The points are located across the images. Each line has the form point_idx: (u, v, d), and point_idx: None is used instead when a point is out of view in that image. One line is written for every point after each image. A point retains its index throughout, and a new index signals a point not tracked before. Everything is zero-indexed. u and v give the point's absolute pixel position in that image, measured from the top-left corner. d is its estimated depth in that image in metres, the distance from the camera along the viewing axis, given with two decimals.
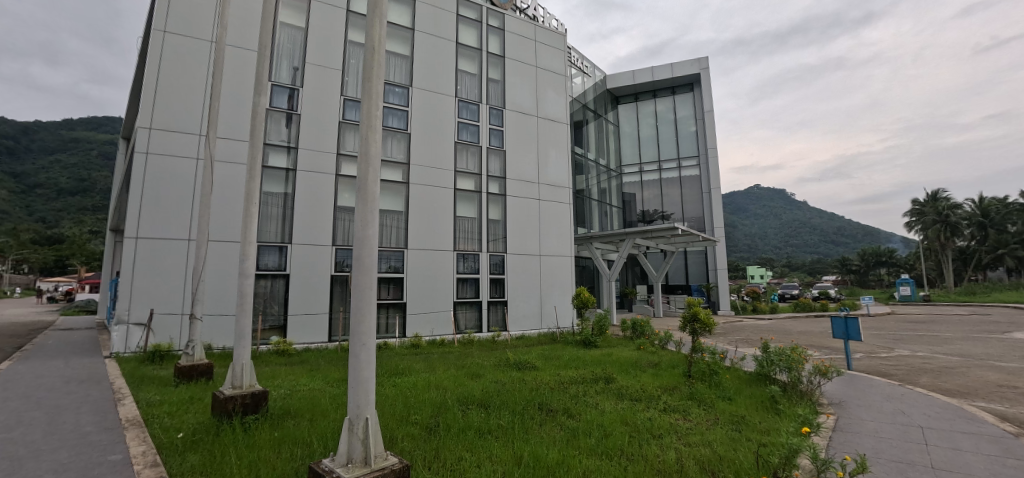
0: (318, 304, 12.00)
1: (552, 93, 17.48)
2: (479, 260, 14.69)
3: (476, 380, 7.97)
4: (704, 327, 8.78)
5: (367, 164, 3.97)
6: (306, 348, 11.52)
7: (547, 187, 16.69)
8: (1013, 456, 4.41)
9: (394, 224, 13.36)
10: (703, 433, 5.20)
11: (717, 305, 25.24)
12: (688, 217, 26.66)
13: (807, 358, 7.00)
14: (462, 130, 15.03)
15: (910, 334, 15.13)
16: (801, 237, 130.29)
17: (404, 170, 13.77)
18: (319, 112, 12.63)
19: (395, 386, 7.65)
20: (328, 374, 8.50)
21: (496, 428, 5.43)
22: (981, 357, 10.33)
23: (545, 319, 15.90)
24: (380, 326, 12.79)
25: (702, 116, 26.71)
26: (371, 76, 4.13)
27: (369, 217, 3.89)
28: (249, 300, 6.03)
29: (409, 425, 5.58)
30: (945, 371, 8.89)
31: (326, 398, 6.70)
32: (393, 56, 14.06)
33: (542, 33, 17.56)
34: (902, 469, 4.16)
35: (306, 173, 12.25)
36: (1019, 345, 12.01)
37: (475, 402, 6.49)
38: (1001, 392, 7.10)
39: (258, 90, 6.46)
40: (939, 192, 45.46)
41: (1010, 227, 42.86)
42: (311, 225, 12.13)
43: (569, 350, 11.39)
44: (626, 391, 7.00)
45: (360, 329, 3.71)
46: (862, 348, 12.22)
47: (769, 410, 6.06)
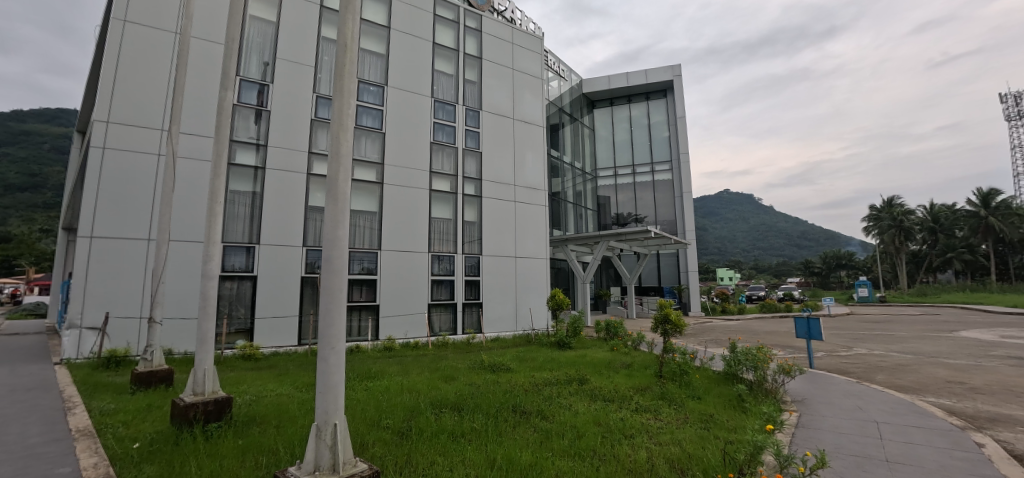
0: (287, 306, 11.66)
1: (529, 96, 17.56)
2: (454, 261, 14.59)
3: (450, 383, 7.89)
4: (676, 328, 8.96)
5: (338, 163, 3.89)
6: (274, 351, 11.17)
7: (523, 189, 16.74)
8: (960, 448, 4.68)
9: (368, 224, 13.14)
10: (673, 432, 5.30)
11: (688, 306, 25.83)
12: (660, 221, 27.20)
13: (772, 358, 7.23)
14: (438, 131, 14.91)
15: (867, 334, 15.87)
16: (767, 241, 135.19)
17: (378, 170, 13.56)
18: (289, 109, 12.30)
19: (368, 390, 7.50)
20: (297, 379, 8.25)
21: (469, 430, 5.40)
22: (932, 355, 10.92)
23: (520, 321, 15.92)
24: (352, 329, 12.51)
25: (675, 122, 27.35)
26: (343, 74, 4.04)
27: (340, 217, 3.80)
28: (213, 302, 5.80)
29: (380, 430, 5.47)
30: (899, 369, 9.34)
31: (295, 404, 6.51)
32: (368, 54, 13.82)
33: (519, 35, 17.64)
34: (860, 462, 4.34)
35: (276, 171, 11.91)
36: (965, 344, 12.75)
37: (449, 405, 6.43)
38: (950, 388, 7.52)
39: (224, 85, 6.22)
40: (894, 199, 47.83)
41: (958, 232, 45.47)
42: (280, 226, 11.79)
43: (545, 352, 11.44)
44: (599, 391, 7.09)
45: (330, 332, 3.63)
46: (823, 347, 12.72)
47: (736, 408, 6.23)
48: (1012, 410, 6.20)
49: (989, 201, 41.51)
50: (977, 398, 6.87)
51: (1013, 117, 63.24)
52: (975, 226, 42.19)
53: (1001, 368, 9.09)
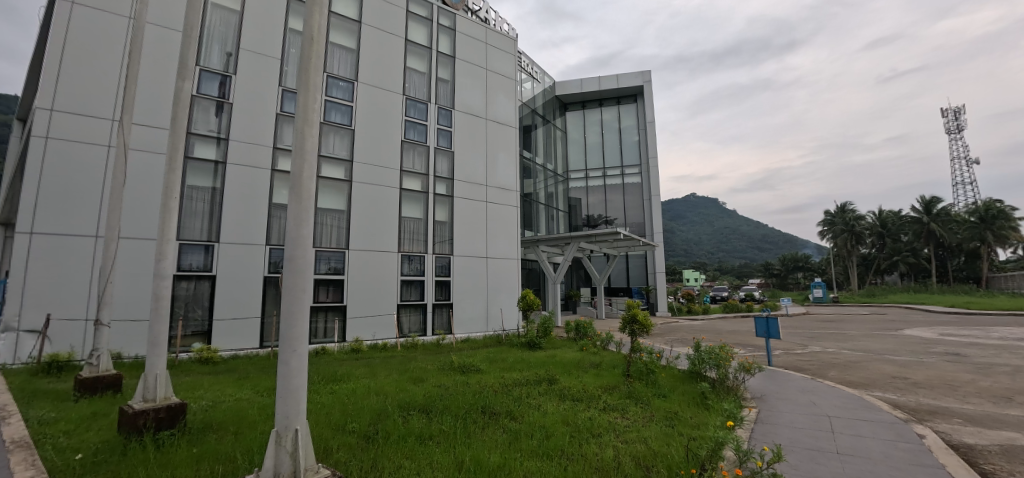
0: (248, 307, 11.21)
1: (502, 97, 17.55)
2: (425, 261, 14.41)
3: (419, 385, 7.80)
4: (643, 328, 9.14)
5: (302, 160, 3.78)
6: (233, 355, 10.73)
7: (495, 190, 16.71)
8: (902, 440, 4.97)
9: (335, 223, 12.80)
10: (639, 430, 5.40)
11: (655, 307, 26.43)
12: (630, 223, 27.76)
13: (733, 356, 7.48)
14: (409, 129, 14.69)
15: (821, 332, 16.68)
16: (730, 243, 140.31)
17: (346, 167, 13.24)
18: (253, 102, 11.84)
19: (333, 393, 7.28)
20: (257, 383, 7.94)
21: (437, 433, 5.33)
22: (879, 353, 11.57)
23: (491, 321, 15.86)
24: (317, 330, 12.16)
25: (645, 126, 27.98)
26: (309, 67, 3.92)
27: (304, 215, 3.68)
28: (166, 304, 5.48)
29: (345, 434, 5.34)
30: (849, 365, 9.86)
31: (255, 409, 6.26)
32: (337, 48, 13.48)
33: (493, 36, 17.61)
34: (813, 455, 4.53)
35: (238, 166, 11.43)
36: (909, 341, 13.59)
37: (417, 407, 6.34)
38: (894, 383, 7.99)
39: (182, 74, 5.92)
40: (846, 205, 50.43)
41: (903, 236, 48.29)
42: (242, 223, 11.32)
43: (515, 352, 11.44)
44: (568, 391, 7.14)
45: (291, 333, 3.52)
46: (781, 346, 13.27)
47: (699, 406, 6.42)
48: (949, 403, 6.65)
49: (931, 208, 44.38)
50: (918, 392, 7.32)
51: (952, 130, 67.79)
52: (918, 231, 45.06)
53: (940, 364, 9.72)
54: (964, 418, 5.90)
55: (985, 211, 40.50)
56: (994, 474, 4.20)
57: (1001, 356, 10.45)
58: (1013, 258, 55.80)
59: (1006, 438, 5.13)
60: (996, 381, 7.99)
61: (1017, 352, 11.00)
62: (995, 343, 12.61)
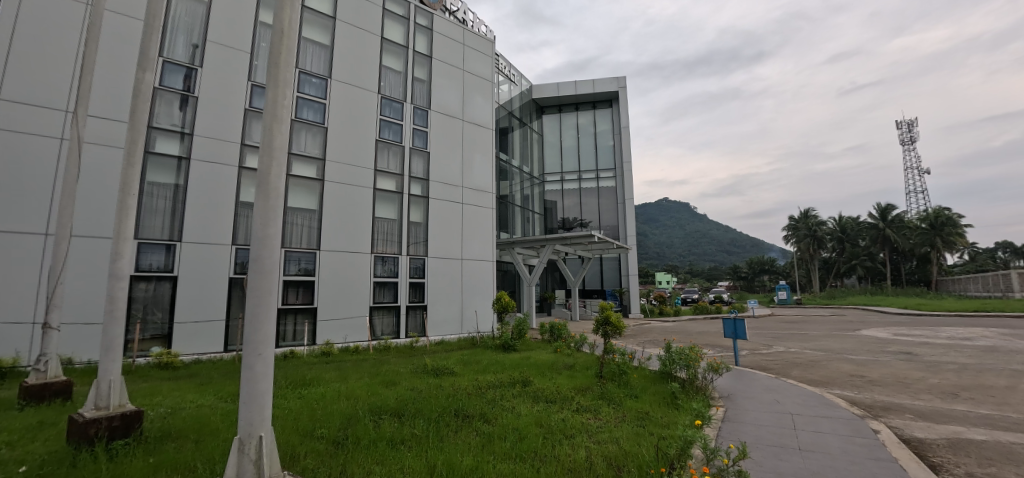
0: (213, 309, 10.80)
1: (478, 98, 17.50)
2: (399, 263, 14.20)
3: (391, 388, 7.68)
4: (616, 329, 9.25)
5: (270, 157, 3.68)
6: (195, 359, 10.29)
7: (471, 191, 16.63)
8: (859, 435, 5.20)
9: (305, 223, 12.47)
10: (611, 430, 5.46)
11: (628, 309, 26.86)
12: (604, 226, 28.17)
13: (702, 356, 7.68)
14: (384, 128, 14.48)
15: (785, 333, 17.32)
16: (701, 246, 144.11)
17: (319, 165, 12.93)
18: (220, 97, 11.42)
19: (301, 398, 7.07)
20: (221, 389, 7.64)
21: (409, 437, 5.25)
22: (838, 352, 12.08)
23: (465, 323, 15.76)
24: (286, 333, 11.81)
25: (620, 131, 28.47)
26: (278, 62, 3.81)
27: (271, 215, 3.58)
28: (121, 306, 5.20)
29: (313, 440, 5.18)
30: (811, 364, 10.27)
31: (218, 415, 6.01)
32: (310, 44, 13.17)
33: (470, 37, 17.55)
34: (776, 452, 4.69)
35: (203, 162, 11.00)
36: (866, 341, 14.27)
37: (388, 411, 6.23)
38: (852, 381, 8.36)
39: (142, 65, 5.64)
40: (809, 211, 52.58)
41: (861, 241, 50.71)
42: (207, 222, 10.90)
43: (489, 354, 11.39)
44: (542, 393, 7.15)
45: (255, 337, 3.41)
46: (747, 346, 13.69)
47: (670, 405, 6.55)
48: (902, 399, 7.00)
49: (886, 214, 46.72)
50: (874, 389, 7.69)
51: (906, 142, 71.73)
52: (875, 236, 47.37)
53: (894, 362, 10.25)
54: (915, 413, 6.23)
55: (935, 218, 42.96)
56: (941, 466, 4.44)
57: (948, 355, 11.12)
58: (960, 263, 59.45)
59: (954, 431, 5.43)
60: (944, 378, 8.48)
61: (962, 351, 11.72)
62: (943, 342, 13.40)
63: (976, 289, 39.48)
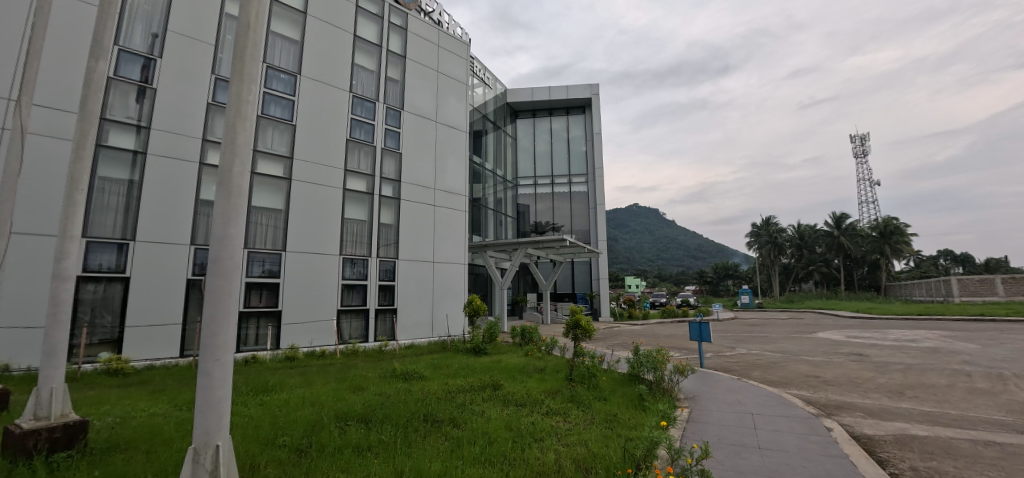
0: (169, 313, 10.28)
1: (453, 100, 17.42)
2: (368, 265, 13.92)
3: (358, 393, 7.52)
4: (585, 333, 9.35)
5: (233, 153, 3.58)
6: (148, 365, 9.76)
7: (443, 193, 16.50)
8: (814, 433, 5.43)
9: (270, 222, 12.06)
10: (580, 432, 5.51)
11: (598, 312, 27.24)
12: (575, 230, 28.56)
13: (669, 358, 7.86)
14: (355, 127, 14.20)
15: (747, 335, 17.96)
16: (669, 251, 147.91)
17: (286, 164, 12.56)
18: (181, 89, 10.92)
19: (263, 405, 6.80)
20: (175, 396, 7.27)
21: (376, 443, 5.14)
22: (796, 353, 12.62)
23: (436, 327, 15.57)
24: (248, 337, 11.35)
25: (592, 137, 29.01)
26: (244, 56, 3.71)
27: (233, 212, 3.49)
28: (66, 308, 4.88)
29: (275, 449, 4.99)
30: (771, 366, 10.67)
31: (172, 424, 5.71)
32: (279, 38, 12.80)
33: (445, 39, 17.45)
34: (737, 451, 4.84)
35: (160, 157, 10.47)
36: (821, 343, 14.97)
37: (355, 417, 6.08)
38: (808, 382, 8.75)
39: (95, 54, 5.32)
40: (771, 218, 54.79)
41: (817, 248, 53.28)
42: (164, 221, 10.38)
43: (459, 358, 11.34)
44: (511, 397, 7.15)
45: (214, 342, 3.31)
46: (712, 348, 14.14)
47: (637, 407, 6.67)
48: (853, 398, 7.38)
49: (841, 223, 49.24)
50: (828, 389, 8.06)
51: (859, 154, 75.88)
52: (830, 244, 49.84)
53: (846, 363, 10.79)
54: (865, 411, 6.57)
55: (885, 227, 45.60)
56: (888, 461, 4.69)
57: (895, 356, 11.80)
58: (906, 269, 63.30)
59: (898, 428, 5.77)
60: (891, 378, 8.99)
61: (907, 352, 12.48)
62: (890, 344, 14.23)
63: (921, 293, 42.07)
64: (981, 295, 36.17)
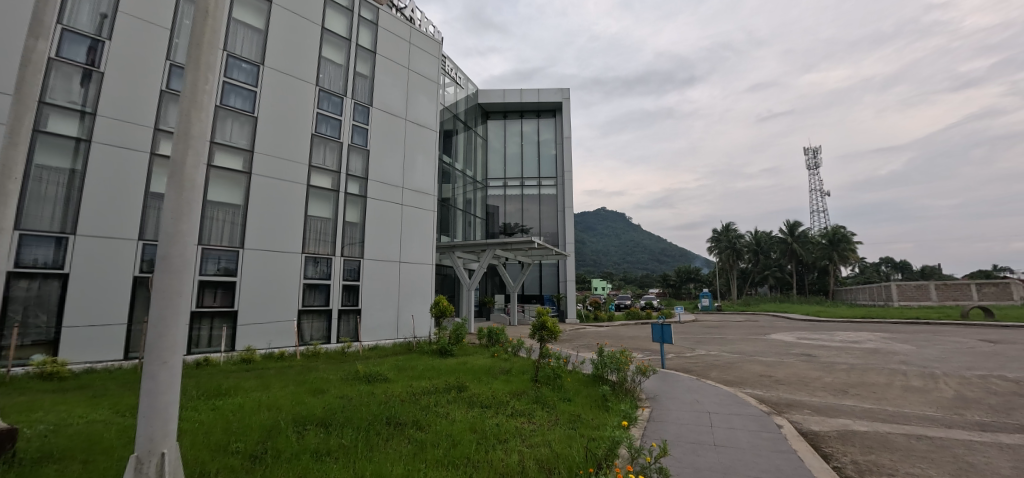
0: (113, 312, 9.67)
1: (423, 98, 17.19)
2: (332, 264, 13.55)
3: (318, 397, 7.29)
4: (551, 334, 9.44)
5: (186, 145, 3.46)
6: (88, 368, 9.12)
7: (411, 193, 16.25)
8: (766, 430, 5.69)
9: (227, 218, 11.53)
10: (544, 433, 5.55)
11: (565, 314, 27.60)
12: (544, 232, 28.84)
13: (632, 359, 8.06)
14: (321, 122, 13.80)
15: (706, 337, 18.64)
16: (635, 255, 151.45)
17: (245, 157, 12.04)
18: (132, 75, 10.30)
19: (215, 409, 6.48)
20: (117, 401, 6.81)
21: (336, 448, 5.00)
22: (751, 354, 13.19)
23: (401, 329, 15.30)
24: (200, 338, 10.81)
25: (562, 141, 29.43)
26: (201, 43, 3.59)
27: (184, 207, 3.39)
28: None
29: (227, 456, 4.76)
30: (728, 367, 11.09)
31: (113, 431, 5.36)
32: (241, 26, 12.29)
33: (417, 36, 17.23)
34: (694, 448, 5.00)
35: (106, 146, 9.83)
36: (774, 344, 15.74)
37: (314, 421, 5.89)
38: (762, 381, 9.15)
39: (35, 32, 4.93)
40: (730, 225, 57.01)
41: (772, 254, 55.93)
42: (109, 214, 9.75)
43: (425, 360, 11.12)
44: (476, 398, 7.12)
45: (161, 344, 3.22)
46: (673, 349, 14.57)
47: (601, 408, 6.79)
48: (802, 396, 7.78)
49: (794, 230, 51.83)
50: (779, 388, 8.47)
51: (811, 167, 80.10)
52: (784, 250, 52.38)
53: (796, 363, 11.37)
54: (813, 409, 6.93)
55: (834, 235, 48.56)
56: (833, 455, 4.97)
57: (840, 356, 12.53)
58: (851, 275, 67.55)
59: (842, 424, 6.13)
60: (836, 377, 9.54)
61: (850, 353, 13.30)
62: (836, 345, 15.12)
63: (864, 298, 44.92)
64: (916, 300, 38.99)
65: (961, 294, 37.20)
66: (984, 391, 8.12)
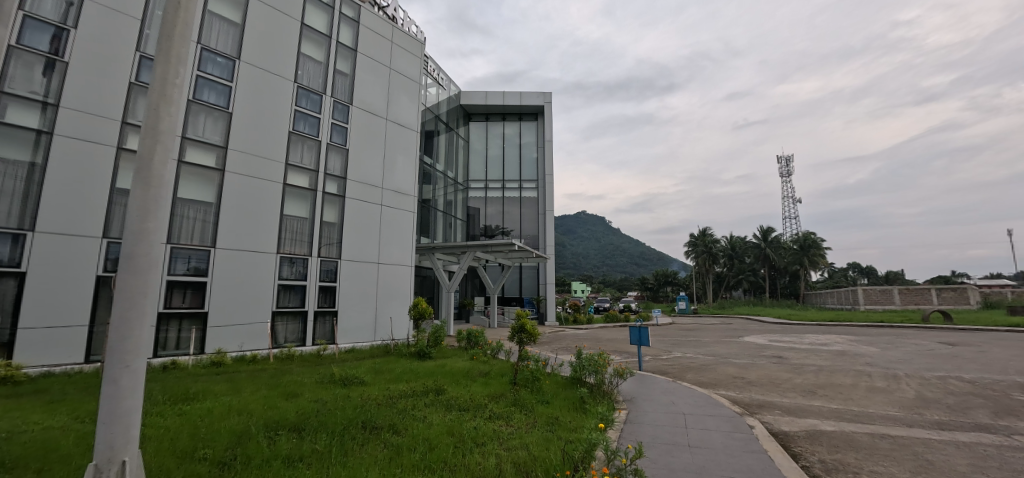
0: (73, 313, 9.24)
1: (405, 98, 17.01)
2: (308, 265, 13.27)
3: (292, 401, 7.11)
4: (530, 337, 9.44)
5: (154, 139, 3.34)
6: (45, 371, 8.68)
7: (391, 193, 16.04)
8: (738, 431, 5.82)
9: (199, 217, 11.18)
10: (522, 436, 5.55)
11: (544, 317, 27.68)
12: (524, 235, 28.92)
13: (609, 362, 8.12)
14: (299, 120, 13.53)
15: (682, 339, 18.95)
16: (614, 258, 153.24)
17: (219, 154, 11.69)
18: (99, 66, 9.89)
19: (182, 415, 6.24)
20: (77, 407, 6.50)
21: (308, 453, 4.88)
22: (725, 356, 13.48)
23: (379, 330, 15.08)
24: (167, 341, 10.45)
25: (544, 145, 29.58)
26: (173, 36, 3.48)
27: (150, 205, 3.28)
28: None
29: (194, 463, 4.60)
30: (702, 369, 11.31)
31: (71, 439, 5.11)
32: (217, 19, 11.95)
33: (399, 35, 17.06)
34: (669, 449, 5.08)
35: (70, 139, 9.41)
36: (747, 346, 16.13)
37: (287, 426, 5.73)
38: (735, 382, 9.37)
39: None
40: (707, 229, 58.16)
41: (746, 258, 57.31)
42: (72, 211, 9.34)
43: (403, 363, 10.99)
44: (454, 401, 7.06)
45: (124, 346, 3.10)
46: (650, 352, 14.77)
47: (578, 410, 6.82)
48: (772, 397, 7.99)
49: (767, 235, 53.28)
50: (751, 389, 8.68)
51: (784, 175, 82.54)
52: (757, 254, 53.75)
53: (768, 365, 11.68)
54: (783, 409, 7.11)
55: (805, 240, 50.90)
56: (801, 455, 5.11)
57: (809, 358, 12.93)
58: (820, 280, 70.01)
59: (811, 424, 6.31)
60: (805, 378, 9.84)
61: (819, 355, 13.74)
62: (806, 347, 15.59)
63: (833, 302, 46.45)
64: (881, 304, 40.51)
65: (922, 298, 38.84)
66: (943, 391, 8.50)
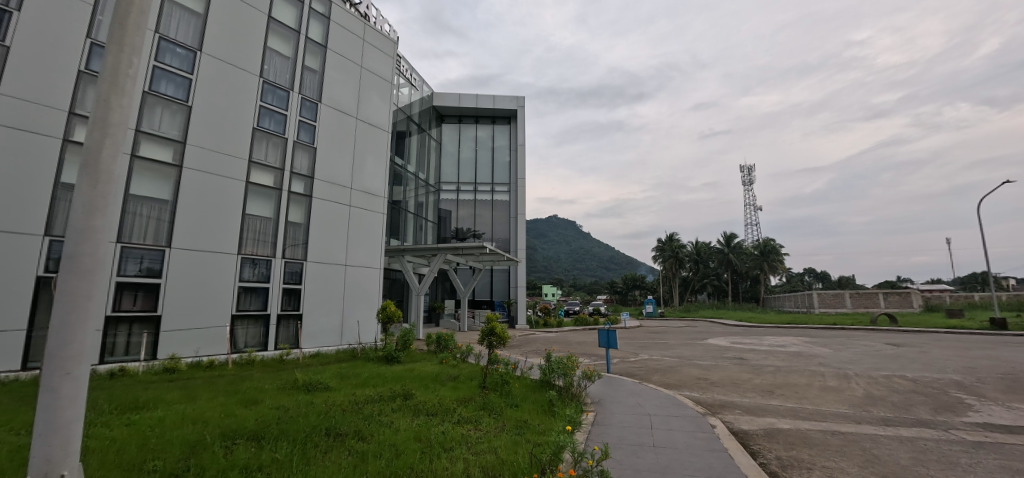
0: (8, 316, 8.56)
1: (376, 98, 16.72)
2: (272, 266, 12.82)
3: (251, 408, 6.84)
4: (500, 340, 9.43)
5: (104, 133, 3.16)
6: None
7: (360, 194, 15.71)
8: (701, 430, 5.99)
9: (153, 214, 10.62)
10: (490, 440, 5.53)
11: (515, 320, 27.68)
12: (496, 238, 28.92)
13: (578, 364, 8.20)
14: (264, 116, 13.09)
15: (650, 342, 19.34)
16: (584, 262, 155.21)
17: (176, 149, 11.14)
18: (43, 51, 9.26)
19: (130, 425, 5.87)
20: (11, 418, 6.02)
21: (268, 463, 4.69)
22: (689, 358, 13.85)
23: (345, 334, 14.69)
24: (116, 346, 9.87)
25: (516, 148, 29.70)
26: (127, 24, 3.31)
27: (99, 202, 3.11)
28: None
29: (142, 475, 4.35)
30: (668, 370, 11.58)
31: (3, 452, 4.73)
32: (176, 8, 11.41)
33: (372, 34, 16.76)
34: (635, 450, 5.18)
35: (9, 129, 8.76)
36: (711, 348, 16.65)
37: (246, 434, 5.50)
38: (699, 383, 9.64)
39: None
40: (674, 234, 59.75)
41: (710, 263, 59.10)
42: (9, 205, 8.67)
43: (370, 367, 10.76)
44: (422, 406, 6.96)
45: (66, 352, 2.91)
46: (617, 354, 15.00)
47: (547, 413, 6.85)
48: (733, 397, 8.26)
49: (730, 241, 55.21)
50: (714, 390, 8.96)
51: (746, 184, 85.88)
52: (721, 259, 55.57)
53: (729, 367, 12.06)
54: (743, 409, 7.37)
55: (766, 246, 53.12)
56: (760, 452, 5.30)
57: (768, 360, 13.44)
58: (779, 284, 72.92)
59: (768, 422, 6.57)
60: (764, 378, 10.24)
61: (777, 356, 14.31)
62: (765, 349, 16.23)
63: (791, 305, 48.56)
64: (835, 307, 42.62)
65: (871, 302, 41.22)
66: (888, 389, 9.03)
